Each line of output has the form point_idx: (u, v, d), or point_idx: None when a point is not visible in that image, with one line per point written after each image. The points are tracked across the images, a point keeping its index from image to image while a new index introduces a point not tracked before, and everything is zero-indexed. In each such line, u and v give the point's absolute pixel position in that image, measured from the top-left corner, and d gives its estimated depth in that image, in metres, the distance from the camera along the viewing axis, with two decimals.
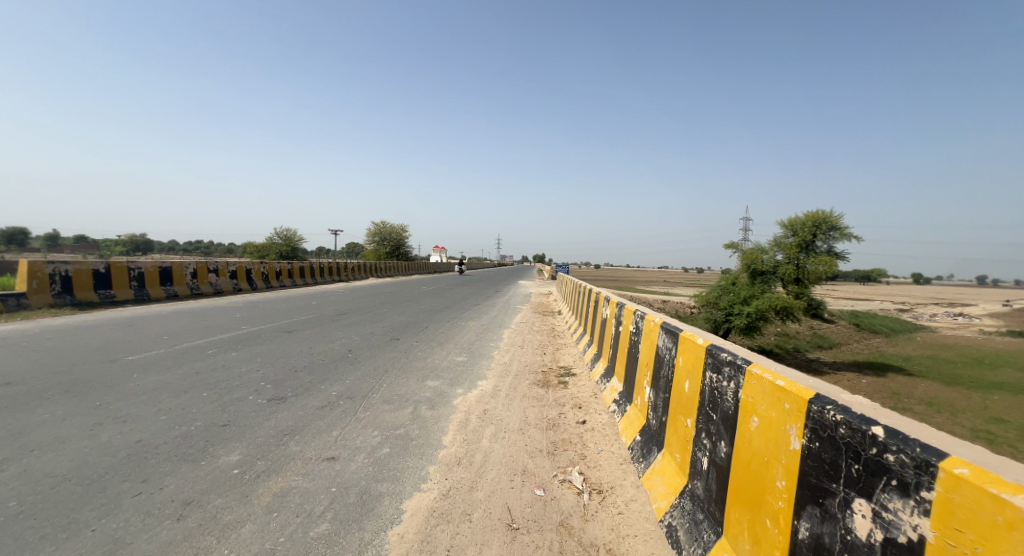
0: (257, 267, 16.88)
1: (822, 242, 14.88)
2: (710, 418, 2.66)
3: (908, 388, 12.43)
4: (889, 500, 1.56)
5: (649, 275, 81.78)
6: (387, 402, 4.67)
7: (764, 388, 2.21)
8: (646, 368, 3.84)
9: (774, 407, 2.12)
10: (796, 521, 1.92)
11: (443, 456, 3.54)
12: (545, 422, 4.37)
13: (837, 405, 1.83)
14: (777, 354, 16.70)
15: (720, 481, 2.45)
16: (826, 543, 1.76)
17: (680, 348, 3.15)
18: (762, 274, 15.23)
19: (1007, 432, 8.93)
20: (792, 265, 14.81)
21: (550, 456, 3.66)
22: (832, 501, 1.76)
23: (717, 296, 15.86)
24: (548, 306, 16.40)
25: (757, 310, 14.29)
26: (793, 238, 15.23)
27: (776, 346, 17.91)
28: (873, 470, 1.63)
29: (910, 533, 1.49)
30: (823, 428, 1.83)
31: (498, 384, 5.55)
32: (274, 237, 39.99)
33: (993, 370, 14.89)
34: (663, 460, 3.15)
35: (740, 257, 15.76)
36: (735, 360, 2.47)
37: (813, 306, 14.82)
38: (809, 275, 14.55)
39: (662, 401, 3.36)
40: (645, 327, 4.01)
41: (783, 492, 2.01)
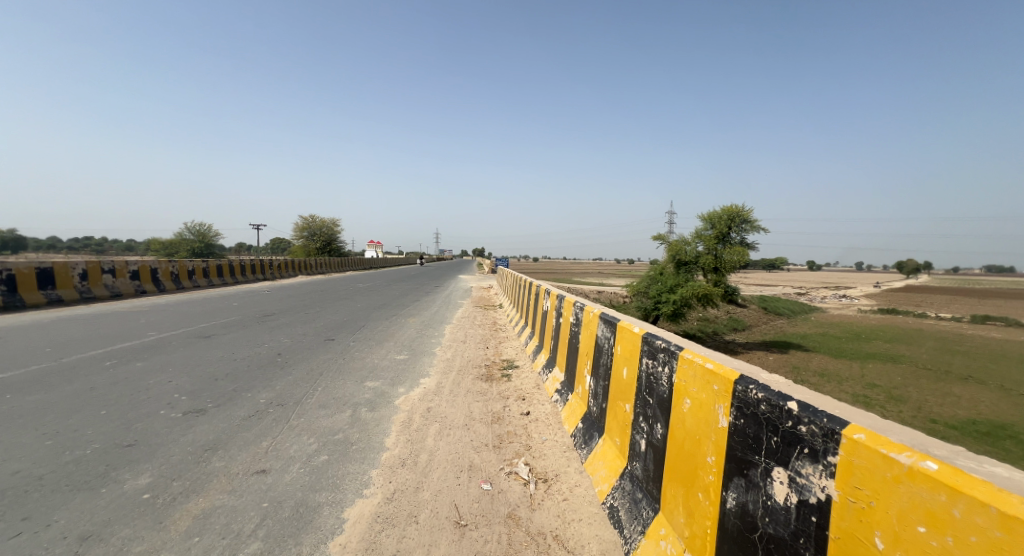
0: (164, 266, 15.55)
1: (737, 234, 15.98)
2: (646, 403, 2.77)
3: (805, 361, 13.80)
4: (802, 466, 1.70)
5: (580, 268, 84.53)
6: (322, 407, 4.48)
7: (695, 371, 2.33)
8: (586, 357, 3.93)
9: (704, 389, 2.24)
10: (724, 492, 2.05)
11: (386, 459, 3.45)
12: (490, 416, 4.37)
13: (759, 384, 1.96)
14: (699, 337, 17.82)
15: (657, 461, 2.57)
16: (750, 510, 1.90)
17: (618, 336, 3.25)
18: (685, 264, 16.10)
19: (881, 395, 10.19)
20: (711, 255, 15.76)
21: (495, 450, 3.67)
22: (755, 471, 1.90)
23: (646, 285, 16.56)
24: (489, 300, 16.52)
25: (682, 298, 15.09)
26: (711, 230, 16.15)
27: (698, 329, 19.11)
28: (788, 440, 1.77)
29: (819, 494, 1.63)
30: (746, 406, 1.97)
31: (441, 381, 5.49)
32: (183, 233, 36.94)
33: (869, 343, 16.91)
34: (604, 445, 3.25)
35: (666, 249, 16.54)
36: (669, 346, 2.59)
37: (729, 292, 15.91)
38: (726, 264, 15.60)
39: (602, 388, 3.46)
40: (584, 318, 4.11)
41: (712, 467, 2.13)
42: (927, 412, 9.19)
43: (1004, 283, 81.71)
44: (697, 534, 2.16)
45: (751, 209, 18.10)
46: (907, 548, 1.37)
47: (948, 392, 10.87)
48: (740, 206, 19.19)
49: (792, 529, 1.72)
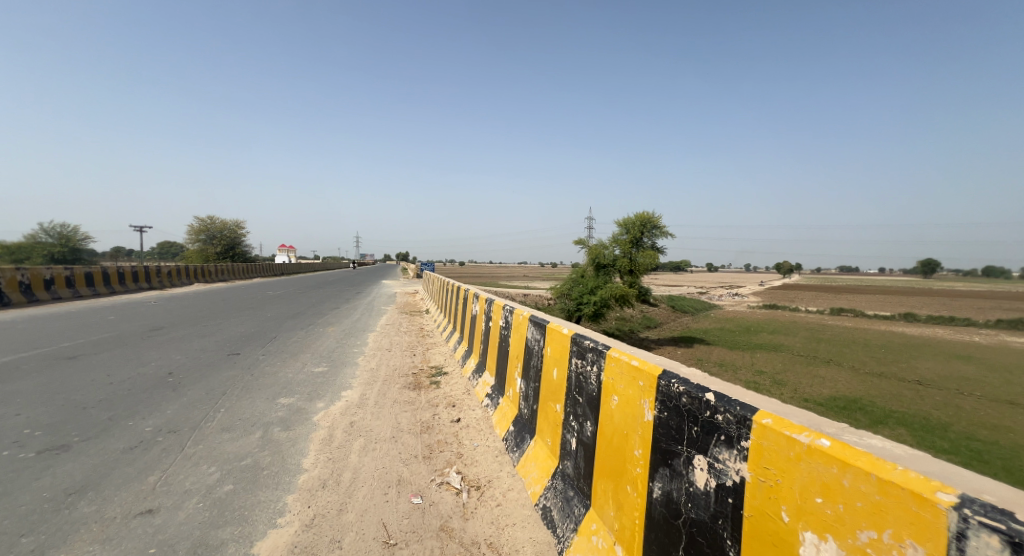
0: (10, 276, 13.54)
1: (649, 239, 16.90)
2: (576, 401, 2.82)
3: (706, 353, 14.91)
4: (720, 452, 1.81)
5: (500, 272, 85.38)
6: (226, 430, 4.12)
7: (622, 368, 2.41)
8: (517, 360, 3.94)
9: (631, 385, 2.32)
10: (650, 483, 2.13)
11: (305, 482, 3.24)
12: (419, 426, 4.26)
13: (679, 377, 2.06)
14: (616, 336, 18.63)
15: (588, 458, 2.63)
16: (675, 497, 1.99)
17: (548, 338, 3.29)
18: (604, 267, 16.76)
19: (767, 380, 11.26)
20: (627, 258, 16.58)
21: (425, 461, 3.57)
22: (678, 460, 1.99)
23: (569, 288, 17.04)
24: (415, 306, 16.20)
25: (601, 299, 15.71)
26: (626, 235, 16.99)
27: (615, 328, 19.98)
28: (707, 429, 1.87)
29: (734, 477, 1.74)
30: (669, 399, 2.06)
31: (365, 392, 5.26)
32: (40, 235, 32.23)
33: (758, 335, 18.66)
34: (536, 446, 3.28)
35: (586, 252, 17.10)
36: (597, 345, 2.65)
37: (643, 293, 16.81)
38: (640, 266, 16.46)
39: (533, 390, 3.49)
40: (514, 321, 4.11)
41: (640, 460, 2.21)
42: (804, 393, 10.28)
43: (861, 277, 94.38)
44: (626, 526, 2.23)
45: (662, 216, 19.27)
46: (808, 518, 1.50)
47: (820, 374, 12.24)
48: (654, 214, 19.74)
49: (711, 511, 1.83)
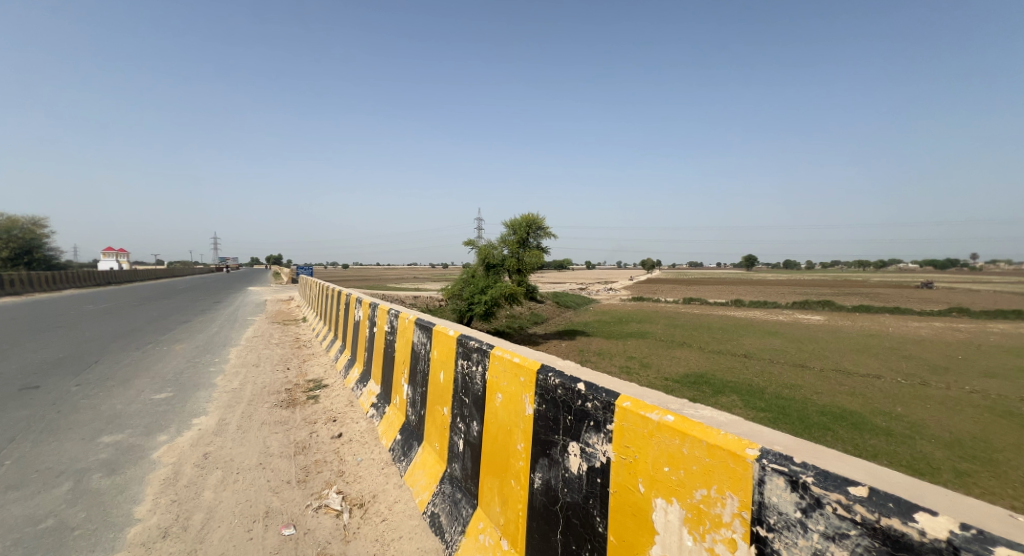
0: None
1: (534, 239, 17.53)
2: (462, 402, 2.80)
3: (586, 344, 15.88)
4: (590, 438, 1.92)
5: (381, 271, 82.72)
6: (18, 488, 3.36)
7: (504, 366, 2.43)
8: (402, 365, 3.81)
9: (512, 382, 2.35)
10: (531, 474, 2.17)
11: (141, 533, 2.79)
12: (293, 447, 3.92)
13: (556, 371, 2.14)
14: (506, 332, 19.05)
15: (474, 457, 2.62)
16: (553, 485, 2.05)
17: (434, 341, 3.22)
18: (493, 267, 16.94)
19: (636, 364, 12.37)
20: (515, 258, 16.99)
21: (300, 485, 3.29)
22: (555, 449, 2.06)
23: (460, 288, 16.87)
24: (289, 313, 14.97)
25: (492, 297, 15.87)
26: (513, 235, 17.41)
27: (506, 325, 20.41)
28: (579, 417, 1.97)
29: (602, 458, 1.86)
30: (546, 392, 2.12)
31: (225, 417, 4.71)
32: None
33: (627, 325, 20.41)
34: (423, 452, 3.19)
35: (476, 251, 17.10)
36: (481, 345, 2.65)
37: (531, 292, 17.36)
38: (527, 266, 16.98)
39: (420, 395, 3.39)
40: (399, 325, 3.95)
41: (522, 453, 2.24)
42: (665, 372, 11.47)
43: (708, 271, 108.48)
44: (511, 520, 2.25)
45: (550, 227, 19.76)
46: (659, 486, 1.67)
47: (677, 355, 13.78)
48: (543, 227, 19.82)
49: (583, 493, 1.92)
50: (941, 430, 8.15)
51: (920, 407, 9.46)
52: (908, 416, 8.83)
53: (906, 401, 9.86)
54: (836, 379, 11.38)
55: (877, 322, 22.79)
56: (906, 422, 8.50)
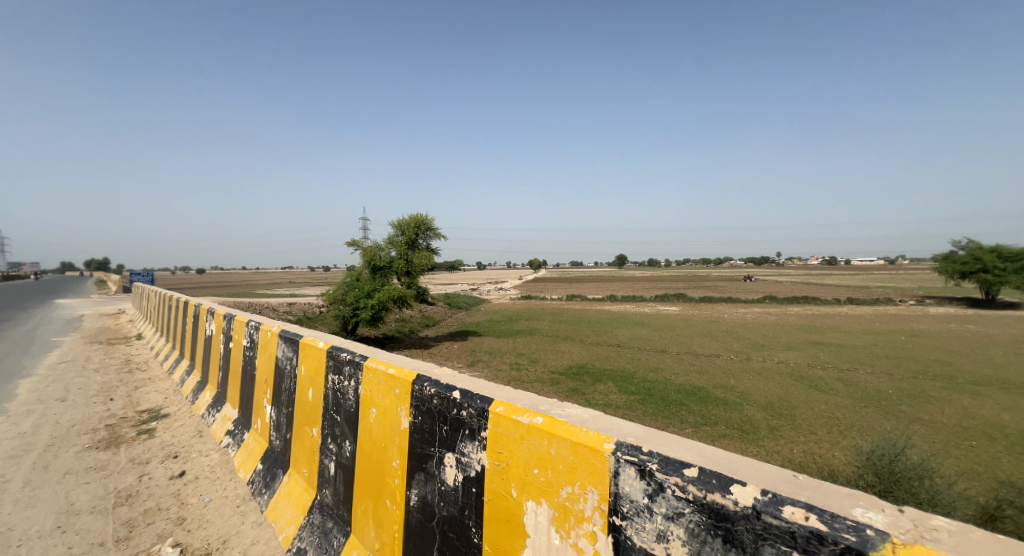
0: None
1: (423, 240, 17.24)
2: (333, 421, 2.61)
3: (478, 343, 15.96)
4: (465, 446, 1.91)
5: (249, 278, 75.15)
6: None
7: (378, 379, 2.32)
8: (265, 385, 3.47)
9: (387, 395, 2.25)
10: (408, 491, 2.10)
11: None
12: (114, 499, 3.35)
13: (431, 380, 2.09)
14: (395, 336, 18.38)
15: (346, 481, 2.46)
16: (429, 500, 2.00)
17: (301, 355, 2.97)
18: (380, 269, 16.28)
19: (525, 360, 12.71)
20: (403, 259, 16.52)
21: (120, 545, 2.82)
22: (431, 462, 2.01)
23: (343, 292, 15.71)
24: (127, 330, 12.81)
25: (379, 301, 15.15)
26: (401, 236, 16.92)
27: (395, 330, 19.67)
28: (455, 426, 1.95)
29: (476, 466, 1.87)
30: (422, 403, 2.07)
31: (11, 474, 3.83)
32: None
33: (514, 323, 20.97)
34: (289, 482, 2.93)
35: (360, 253, 16.31)
36: (353, 357, 2.50)
37: (421, 294, 16.96)
38: (416, 267, 16.59)
39: (286, 416, 3.12)
40: (260, 339, 3.58)
41: (397, 470, 2.15)
42: (551, 365, 11.96)
43: (587, 269, 116.00)
44: (386, 542, 2.16)
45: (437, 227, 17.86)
46: (528, 489, 1.73)
47: (562, 349, 14.44)
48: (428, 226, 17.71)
49: (459, 505, 1.91)
50: (761, 396, 9.72)
51: (746, 377, 11.19)
52: (739, 386, 10.35)
53: (738, 373, 11.58)
54: (690, 360, 12.87)
55: (720, 310, 26.34)
56: (738, 391, 9.96)
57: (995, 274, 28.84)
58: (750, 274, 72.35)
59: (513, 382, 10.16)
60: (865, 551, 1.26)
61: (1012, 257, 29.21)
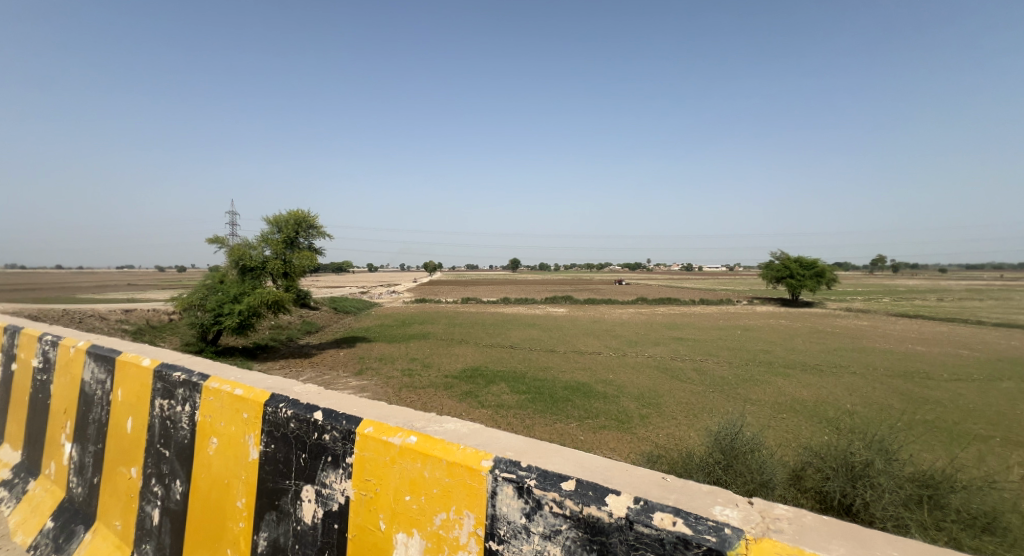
0: None
1: (305, 239, 15.97)
2: (160, 457, 2.21)
3: (367, 350, 15.13)
4: (327, 476, 1.74)
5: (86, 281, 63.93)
6: None
7: (222, 402, 2.01)
8: (67, 417, 2.83)
9: (232, 421, 1.96)
10: (255, 534, 1.84)
11: None
12: None
13: (288, 401, 1.88)
14: (271, 344, 16.70)
15: (175, 530, 2.08)
16: (282, 543, 1.78)
17: (119, 378, 2.48)
18: (251, 271, 14.75)
19: (418, 365, 12.30)
20: (280, 260, 15.12)
21: None
22: (286, 498, 1.80)
23: (202, 296, 13.94)
24: None
25: (249, 307, 13.61)
26: (278, 234, 15.50)
27: (270, 337, 17.89)
28: (315, 453, 1.77)
29: (341, 498, 1.71)
30: (276, 427, 1.85)
31: None
32: None
33: (406, 327, 20.32)
34: (94, 539, 2.40)
35: (226, 253, 14.69)
36: (190, 378, 2.14)
37: (301, 297, 15.62)
38: (296, 268, 15.26)
39: (93, 456, 2.57)
40: (62, 359, 2.93)
41: (243, 511, 1.88)
42: (445, 370, 11.71)
43: (479, 272, 117.15)
44: None
45: (316, 218, 16.07)
46: (399, 519, 1.66)
47: (456, 352, 14.25)
48: (308, 218, 15.92)
49: (319, 545, 1.73)
50: (634, 388, 10.47)
51: (623, 371, 12.01)
52: (616, 380, 11.06)
53: (615, 368, 12.39)
54: (576, 358, 13.47)
55: (600, 311, 28.14)
56: (615, 385, 10.63)
57: (797, 280, 34.41)
58: (623, 278, 78.64)
59: (403, 388, 9.76)
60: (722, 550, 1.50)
61: (808, 265, 35.13)
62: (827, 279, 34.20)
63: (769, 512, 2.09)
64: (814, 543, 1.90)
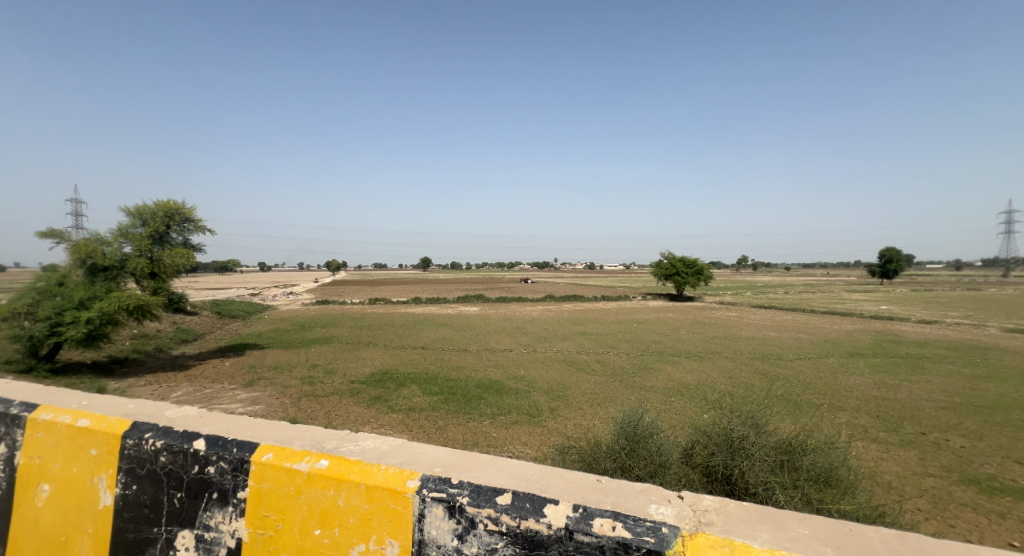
0: None
1: (177, 234, 14.21)
2: None
3: (259, 358, 13.70)
4: (211, 517, 1.69)
5: None
6: None
7: (58, 438, 1.88)
8: None
9: (73, 461, 1.85)
10: None
11: None
12: None
13: (157, 432, 1.82)
14: (137, 355, 14.52)
15: None
16: None
17: None
18: (103, 271, 12.72)
19: (320, 373, 11.40)
20: (144, 258, 13.20)
21: None
22: (154, 549, 1.74)
23: (33, 301, 11.75)
24: None
25: (100, 312, 11.65)
26: (142, 228, 13.60)
27: (139, 347, 15.59)
28: (195, 491, 1.71)
29: (229, 542, 1.66)
30: (141, 465, 1.77)
31: None
32: None
33: (307, 331, 18.93)
34: None
35: (70, 249, 12.59)
36: (11, 413, 1.98)
37: (172, 300, 13.81)
38: (165, 268, 13.39)
39: None
40: None
41: None
42: (351, 376, 11.01)
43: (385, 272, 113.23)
44: None
45: (191, 211, 14.42)
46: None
47: (363, 356, 13.51)
48: (181, 209, 14.25)
49: None
50: (545, 382, 10.64)
51: (534, 367, 12.16)
52: (528, 376, 11.14)
53: (527, 364, 12.52)
54: (488, 356, 13.40)
55: (509, 309, 28.44)
56: (526, 380, 10.72)
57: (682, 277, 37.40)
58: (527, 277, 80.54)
59: (303, 398, 8.99)
60: (659, 550, 1.56)
61: (690, 264, 38.45)
62: (706, 277, 37.72)
63: (698, 505, 2.12)
64: (739, 530, 1.93)
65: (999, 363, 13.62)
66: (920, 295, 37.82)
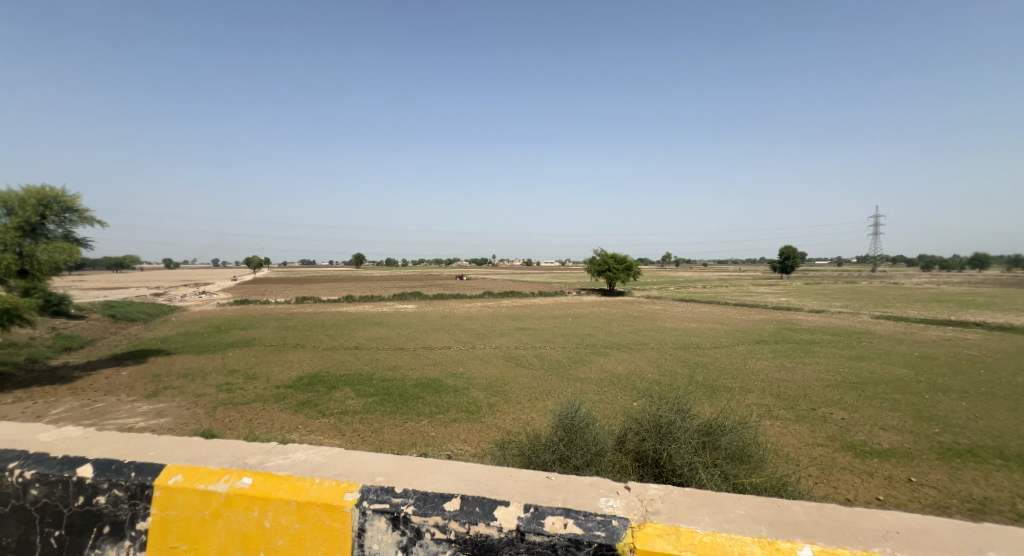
0: None
1: (55, 225, 12.43)
2: None
3: (166, 366, 12.48)
4: (101, 548, 1.79)
5: None
6: None
7: None
8: None
9: None
10: None
11: None
12: None
13: (35, 462, 1.93)
14: (12, 366, 12.61)
15: None
16: None
17: None
18: None
19: (240, 379, 10.59)
20: (12, 254, 11.20)
21: None
22: None
23: None
24: None
25: None
26: (9, 218, 11.67)
27: (17, 356, 13.63)
28: (82, 523, 1.82)
29: None
30: (18, 496, 1.88)
31: None
32: None
33: (224, 334, 17.55)
34: None
35: None
36: None
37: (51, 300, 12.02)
38: (40, 264, 11.50)
39: None
40: None
41: None
42: (276, 381, 10.34)
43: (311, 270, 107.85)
44: None
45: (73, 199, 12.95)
46: None
47: (289, 359, 12.75)
48: (59, 197, 12.62)
49: None
50: (483, 378, 10.59)
51: (471, 363, 12.08)
52: (467, 373, 11.03)
53: (465, 361, 12.40)
54: (425, 354, 13.13)
55: (444, 306, 28.00)
56: (465, 377, 10.61)
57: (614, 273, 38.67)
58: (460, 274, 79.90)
59: (219, 407, 8.32)
60: (610, 543, 1.57)
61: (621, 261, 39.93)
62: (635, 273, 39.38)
63: (644, 494, 2.14)
64: (685, 517, 1.95)
65: (873, 344, 15.30)
66: (816, 288, 41.88)
